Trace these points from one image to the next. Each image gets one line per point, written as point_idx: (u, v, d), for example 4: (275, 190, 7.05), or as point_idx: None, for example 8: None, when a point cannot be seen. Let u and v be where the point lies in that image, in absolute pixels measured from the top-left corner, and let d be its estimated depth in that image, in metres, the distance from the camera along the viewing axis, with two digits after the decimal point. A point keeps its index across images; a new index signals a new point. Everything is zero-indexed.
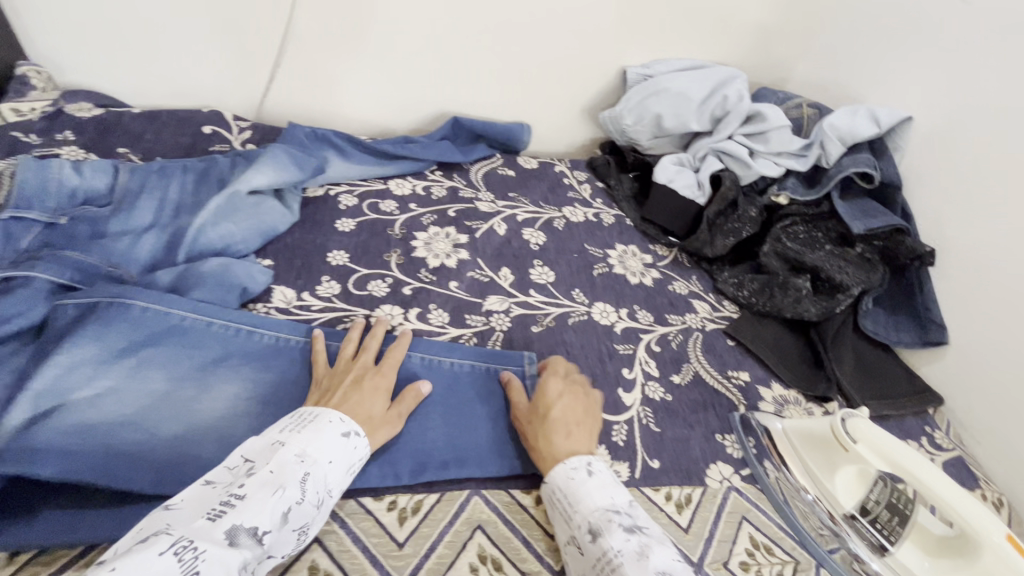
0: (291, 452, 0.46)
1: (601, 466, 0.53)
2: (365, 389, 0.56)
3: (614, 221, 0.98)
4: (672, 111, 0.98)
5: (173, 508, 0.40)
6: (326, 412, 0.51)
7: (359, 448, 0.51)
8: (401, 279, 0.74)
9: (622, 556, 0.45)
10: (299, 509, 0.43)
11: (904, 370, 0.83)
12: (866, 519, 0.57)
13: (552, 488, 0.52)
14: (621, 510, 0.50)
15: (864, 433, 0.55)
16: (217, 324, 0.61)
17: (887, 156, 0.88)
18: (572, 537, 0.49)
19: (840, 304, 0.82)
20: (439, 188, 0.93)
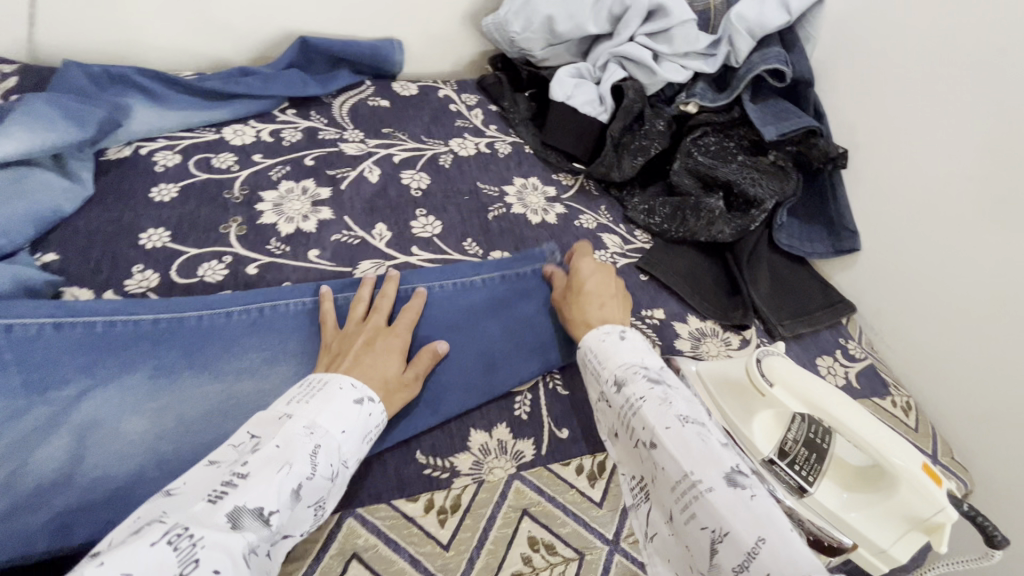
0: (299, 424, 0.39)
1: (635, 336, 0.50)
2: (376, 350, 0.49)
3: (511, 151, 0.85)
4: (564, 12, 0.83)
5: (173, 492, 0.33)
6: (338, 377, 0.44)
7: (373, 416, 0.44)
8: (244, 254, 0.60)
9: (644, 402, 0.43)
10: (313, 486, 0.37)
11: (818, 281, 0.79)
12: (785, 462, 0.53)
13: (585, 349, 0.51)
14: (649, 368, 0.46)
15: (781, 373, 0.51)
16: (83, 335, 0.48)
17: (798, 48, 0.79)
18: (602, 394, 0.48)
19: (754, 221, 0.76)
20: (292, 131, 0.76)
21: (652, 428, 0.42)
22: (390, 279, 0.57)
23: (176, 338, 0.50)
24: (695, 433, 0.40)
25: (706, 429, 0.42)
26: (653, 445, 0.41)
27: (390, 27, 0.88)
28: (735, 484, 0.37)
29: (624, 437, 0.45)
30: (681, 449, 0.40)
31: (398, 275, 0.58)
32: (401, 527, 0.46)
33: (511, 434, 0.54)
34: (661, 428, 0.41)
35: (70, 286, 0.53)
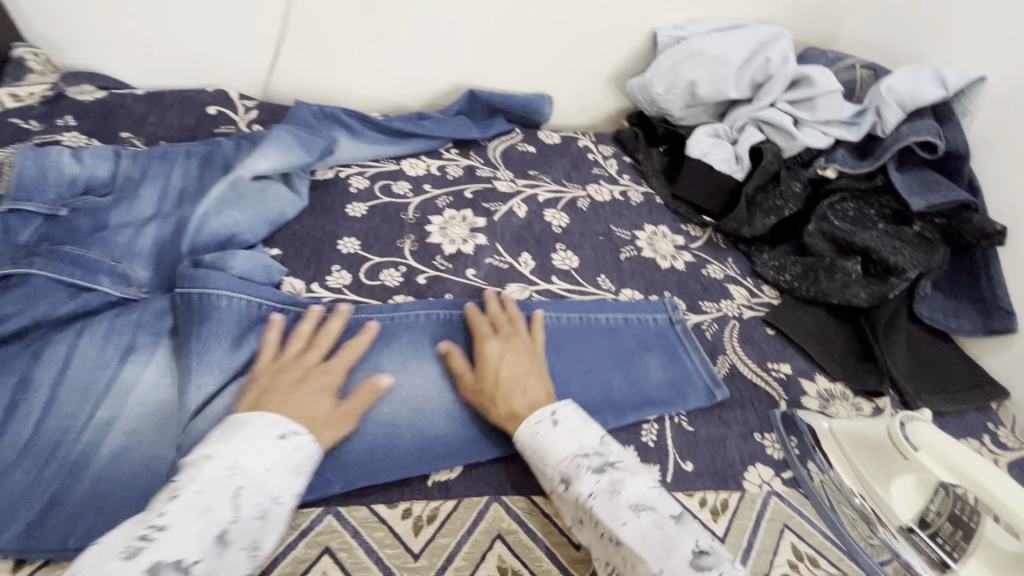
0: (217, 466, 0.41)
1: (567, 411, 0.51)
2: (292, 388, 0.50)
3: (643, 200, 0.91)
4: (708, 78, 0.90)
5: (159, 533, 0.36)
6: (257, 418, 0.45)
7: (300, 448, 0.46)
8: (415, 267, 0.70)
9: (594, 499, 0.45)
10: (236, 528, 0.39)
11: (963, 359, 0.76)
12: (925, 532, 0.53)
13: (520, 444, 0.51)
14: (592, 453, 0.48)
15: (926, 440, 0.51)
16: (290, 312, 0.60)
17: (955, 121, 0.78)
18: (554, 486, 0.49)
19: (893, 289, 0.75)
20: (455, 167, 0.88)
21: (612, 525, 0.43)
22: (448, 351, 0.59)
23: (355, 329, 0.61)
24: (651, 520, 0.43)
25: (661, 511, 0.44)
26: (618, 541, 0.43)
27: (543, 85, 1.00)
28: (700, 568, 0.40)
29: (587, 527, 0.46)
30: (644, 543, 0.42)
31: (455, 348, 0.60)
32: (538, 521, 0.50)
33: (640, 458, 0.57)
34: (620, 524, 0.43)
35: (287, 276, 0.65)
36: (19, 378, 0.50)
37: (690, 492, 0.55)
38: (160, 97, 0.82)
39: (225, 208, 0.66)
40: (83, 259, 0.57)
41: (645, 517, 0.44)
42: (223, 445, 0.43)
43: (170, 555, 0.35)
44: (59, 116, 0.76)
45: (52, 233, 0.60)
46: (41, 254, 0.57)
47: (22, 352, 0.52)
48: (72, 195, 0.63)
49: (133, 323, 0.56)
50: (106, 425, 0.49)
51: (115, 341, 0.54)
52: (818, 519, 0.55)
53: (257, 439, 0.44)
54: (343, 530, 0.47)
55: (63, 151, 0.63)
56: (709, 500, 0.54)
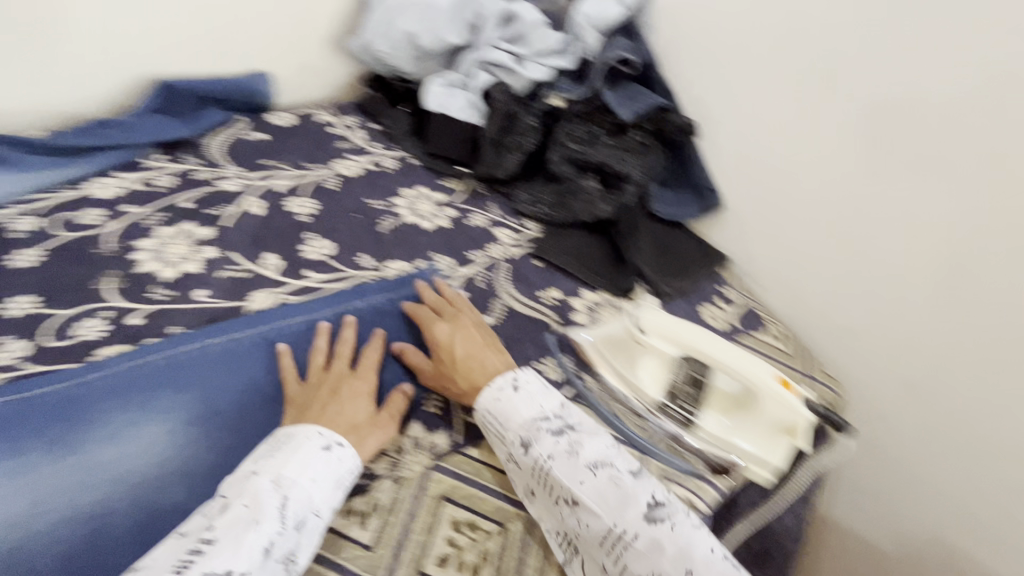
0: (265, 480, 0.43)
1: (526, 378, 0.54)
2: (343, 399, 0.52)
3: (397, 165, 0.88)
4: (424, 27, 0.88)
5: (207, 547, 0.38)
6: (304, 429, 0.47)
7: (343, 460, 0.46)
8: (124, 306, 0.58)
9: (552, 461, 0.48)
10: (281, 539, 0.40)
11: (693, 240, 0.88)
12: (673, 402, 0.61)
13: (481, 414, 0.53)
14: (553, 415, 0.52)
15: (653, 323, 0.60)
16: None
17: (640, 36, 0.87)
18: (509, 453, 0.51)
19: (628, 196, 0.83)
20: (165, 176, 0.74)
21: (570, 486, 0.47)
22: (346, 325, 0.59)
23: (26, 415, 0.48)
24: (610, 477, 0.47)
25: (619, 467, 0.48)
26: (576, 502, 0.46)
27: (255, 62, 0.89)
28: (654, 520, 0.45)
29: (540, 495, 0.49)
30: (601, 502, 0.46)
31: (356, 320, 0.60)
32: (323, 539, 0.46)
33: (425, 431, 0.56)
34: (578, 486, 0.47)
35: None
36: None
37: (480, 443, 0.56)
38: None
39: None
40: None
41: (603, 474, 0.47)
42: (268, 461, 0.44)
43: (217, 569, 0.37)
44: None
45: None
46: None
47: None
48: None
49: None
50: None
51: None
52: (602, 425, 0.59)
53: (302, 452, 0.45)
54: None
55: None
56: None
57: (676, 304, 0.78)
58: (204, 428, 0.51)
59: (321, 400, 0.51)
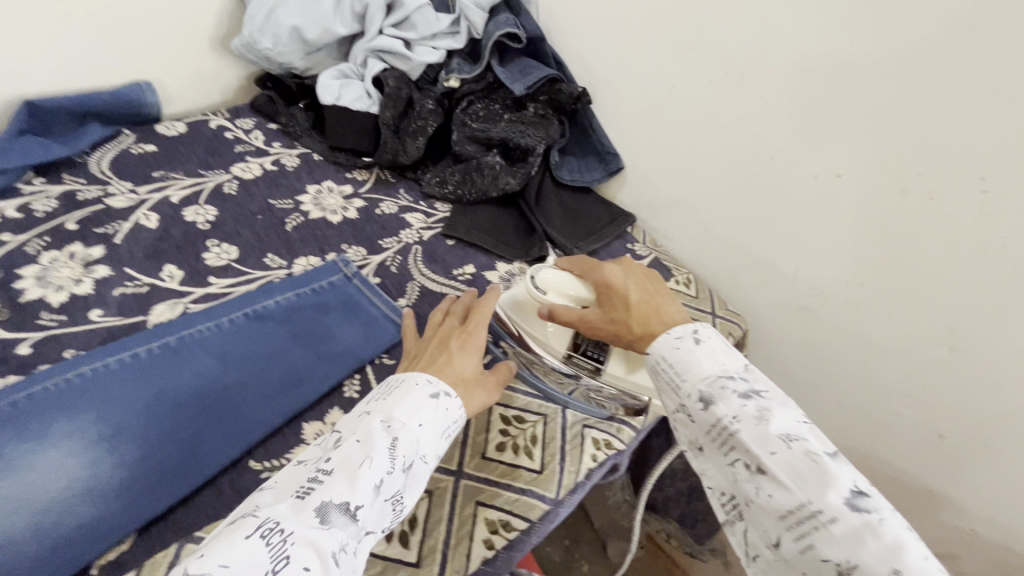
0: (376, 419, 0.43)
1: (707, 331, 0.51)
2: (454, 350, 0.52)
3: (299, 162, 0.87)
4: (308, 19, 0.86)
5: (325, 478, 0.39)
6: (411, 375, 0.48)
7: (450, 410, 0.47)
8: (9, 338, 0.56)
9: (738, 424, 0.45)
10: (392, 478, 0.41)
11: (600, 202, 0.91)
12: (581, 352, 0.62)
13: (655, 359, 0.52)
14: (737, 375, 0.48)
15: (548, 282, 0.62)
16: None
17: (524, 10, 0.89)
18: (682, 405, 0.50)
19: (532, 167, 0.86)
20: (44, 200, 0.71)
21: (759, 454, 0.43)
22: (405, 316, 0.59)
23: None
24: (805, 454, 0.42)
25: (815, 446, 0.43)
26: (762, 471, 0.43)
27: (132, 71, 0.85)
28: (857, 509, 0.39)
29: (717, 449, 0.47)
30: (794, 475, 0.42)
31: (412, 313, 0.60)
32: None
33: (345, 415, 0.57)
34: (767, 453, 0.43)
35: None
36: None
37: None
38: None
39: None
40: None
41: (796, 448, 0.43)
42: (383, 402, 0.45)
43: (336, 497, 0.38)
44: None
45: None
46: None
47: None
48: None
49: None
50: None
51: None
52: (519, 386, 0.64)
53: (413, 397, 0.45)
54: None
55: None
56: None
57: None
58: (109, 445, 0.49)
59: (442, 350, 0.53)
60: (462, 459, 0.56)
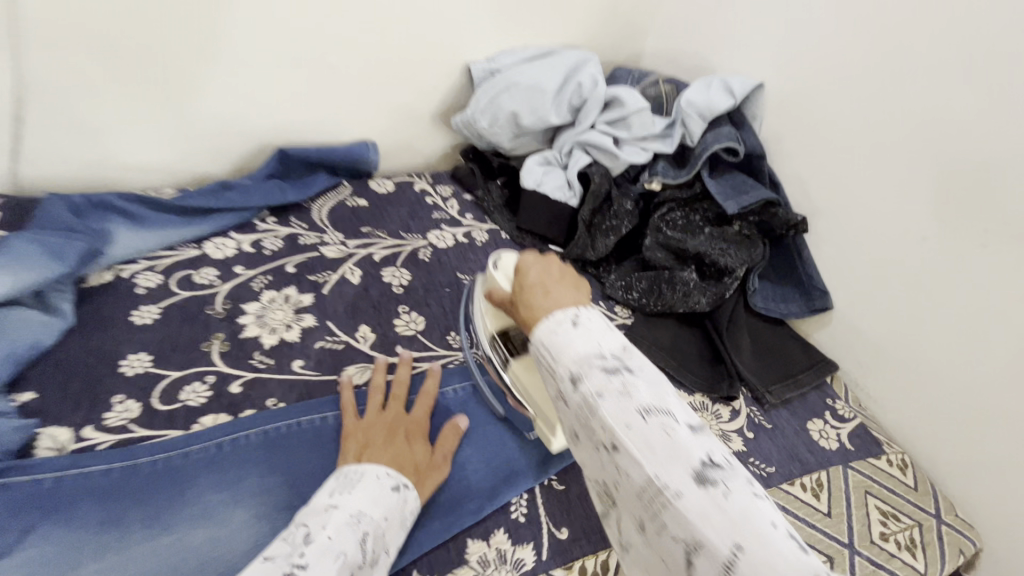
0: (344, 514, 0.44)
1: (590, 314, 0.42)
2: (555, 294, 0.46)
3: (488, 238, 0.88)
4: (527, 107, 0.88)
5: (303, 572, 0.38)
6: (372, 468, 0.49)
7: (407, 501, 0.48)
8: (226, 373, 0.59)
9: (602, 400, 0.36)
10: (362, 571, 0.42)
11: (797, 341, 0.81)
12: (503, 342, 0.61)
13: (537, 346, 0.42)
14: (608, 355, 0.39)
15: (507, 262, 0.60)
16: (64, 478, 0.47)
17: (748, 126, 0.84)
18: (560, 391, 0.40)
19: (728, 288, 0.79)
20: (274, 239, 0.78)
21: (613, 427, 0.35)
22: (401, 364, 0.62)
23: (134, 485, 0.48)
24: (662, 426, 0.34)
25: (679, 419, 0.35)
26: (617, 446, 0.35)
27: (364, 131, 0.93)
28: (704, 482, 0.32)
29: (583, 439, 0.38)
30: (646, 448, 0.34)
31: (440, 371, 0.63)
32: None
33: (509, 541, 0.52)
34: (624, 425, 0.35)
35: (47, 426, 0.51)
36: None
37: (568, 566, 0.51)
38: None
39: None
40: None
41: (652, 423, 0.34)
42: (346, 496, 0.45)
43: None
44: None
45: None
46: None
47: None
48: None
49: None
50: None
51: None
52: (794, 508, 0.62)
53: (372, 488, 0.47)
54: None
55: None
56: (589, 567, 0.52)
57: (780, 414, 0.72)
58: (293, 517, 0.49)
59: (380, 441, 0.53)
60: None
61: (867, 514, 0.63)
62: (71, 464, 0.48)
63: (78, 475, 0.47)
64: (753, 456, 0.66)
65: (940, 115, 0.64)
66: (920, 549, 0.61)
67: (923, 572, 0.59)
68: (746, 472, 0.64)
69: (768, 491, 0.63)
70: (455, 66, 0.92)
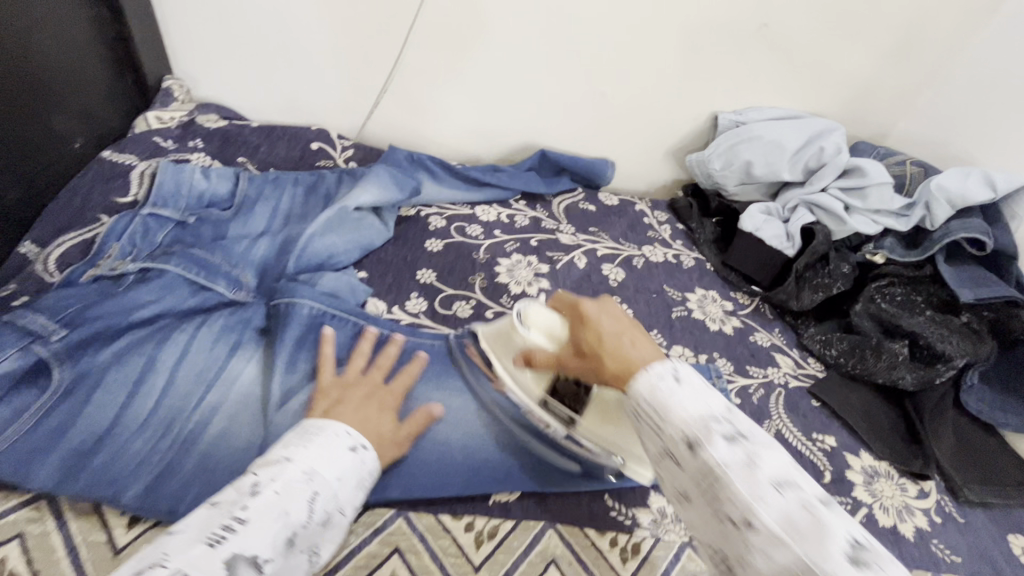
0: (297, 469, 0.40)
1: (690, 369, 0.40)
2: (629, 344, 0.44)
3: (694, 264, 0.96)
4: (763, 159, 0.96)
5: (243, 525, 0.35)
6: (333, 424, 0.46)
7: (364, 463, 0.46)
8: (483, 302, 0.76)
9: (730, 470, 0.34)
10: (308, 530, 0.39)
11: (1011, 454, 0.75)
12: (555, 398, 0.56)
13: (635, 399, 0.41)
14: (721, 417, 0.37)
15: (534, 314, 0.55)
16: (388, 334, 0.66)
17: (1003, 223, 0.81)
18: (668, 449, 0.39)
19: (939, 376, 0.76)
20: (523, 217, 0.95)
21: (749, 503, 0.33)
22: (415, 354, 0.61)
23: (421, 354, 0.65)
24: (799, 503, 0.33)
25: (807, 491, 0.34)
26: (750, 523, 0.33)
27: (607, 152, 1.08)
28: (856, 564, 0.30)
29: (699, 502, 0.37)
30: (788, 526, 0.32)
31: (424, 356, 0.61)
32: (591, 553, 0.52)
33: None
34: (757, 500, 0.33)
35: (373, 297, 0.71)
36: (145, 359, 0.54)
37: None
38: (273, 129, 0.95)
39: (327, 231, 0.73)
40: (206, 262, 0.64)
41: (741, 443, 0.36)
42: (302, 449, 0.42)
43: (248, 549, 0.34)
44: (191, 139, 0.87)
45: (181, 238, 0.68)
46: (174, 253, 0.63)
47: (152, 336, 0.56)
48: (198, 206, 0.72)
49: (242, 323, 0.61)
50: (213, 409, 0.53)
51: (220, 334, 0.59)
52: None
53: (334, 450, 0.44)
54: (411, 533, 0.50)
55: (195, 169, 0.73)
56: None
57: (976, 515, 0.68)
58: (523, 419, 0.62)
59: (350, 402, 0.51)
60: None
61: None
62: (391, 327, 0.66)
63: (393, 336, 0.66)
64: (937, 540, 0.64)
65: None
66: None
67: None
68: (928, 551, 0.63)
69: None
70: (704, 113, 1.03)
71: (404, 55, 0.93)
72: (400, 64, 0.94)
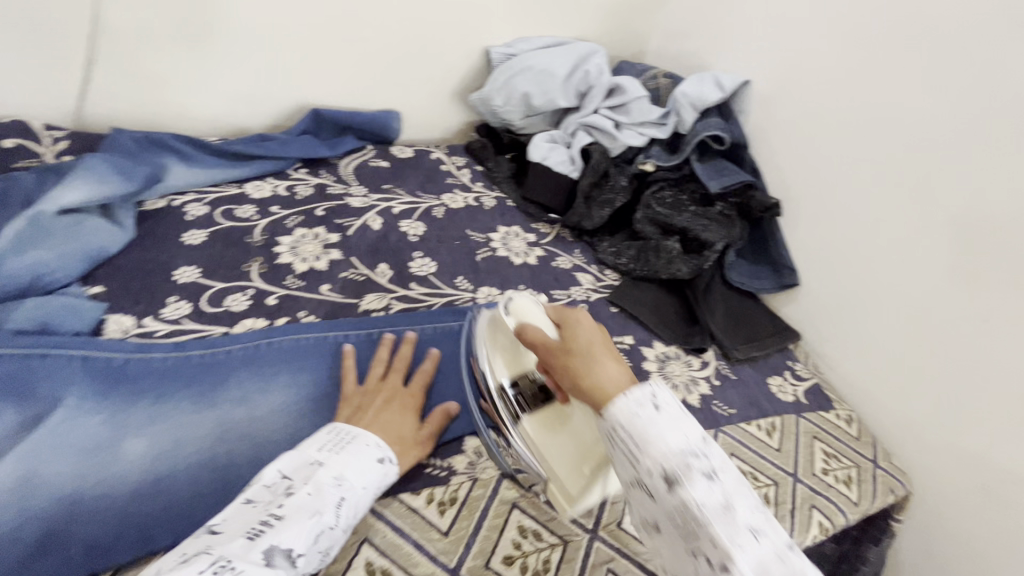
0: (329, 474, 0.46)
1: (667, 396, 0.44)
2: (610, 363, 0.49)
3: (496, 204, 0.97)
4: (539, 89, 0.97)
5: (275, 523, 0.42)
6: (364, 434, 0.51)
7: (389, 474, 0.51)
8: (264, 289, 0.68)
9: (704, 507, 0.38)
10: (332, 534, 0.44)
11: (765, 311, 0.91)
12: (512, 391, 0.58)
13: (612, 425, 0.43)
14: (697, 453, 0.41)
15: (523, 309, 0.59)
16: (134, 359, 0.56)
17: (734, 118, 0.94)
18: (642, 480, 0.42)
19: (707, 261, 0.87)
20: (305, 187, 0.86)
21: (726, 547, 0.36)
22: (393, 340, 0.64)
23: (194, 370, 0.57)
24: (770, 548, 0.37)
25: (776, 537, 0.38)
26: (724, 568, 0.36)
27: (389, 102, 1.02)
28: None
29: (667, 531, 0.41)
30: (760, 570, 0.36)
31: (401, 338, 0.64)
32: (404, 514, 0.52)
33: None
34: (734, 544, 0.37)
35: (113, 313, 0.60)
36: None
37: None
38: None
39: (28, 247, 0.60)
40: None
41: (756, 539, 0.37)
42: (333, 456, 0.48)
43: (283, 542, 0.41)
44: None
45: None
46: None
47: None
48: None
49: None
50: None
51: None
52: (752, 443, 0.71)
53: (361, 457, 0.49)
54: None
55: None
56: None
57: (744, 370, 0.81)
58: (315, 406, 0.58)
59: (366, 408, 0.56)
60: (600, 522, 0.57)
61: (812, 452, 0.72)
62: (137, 348, 0.56)
63: (142, 358, 0.56)
64: (717, 399, 0.75)
65: (897, 111, 0.74)
66: (856, 484, 0.70)
67: (856, 501, 0.68)
68: (710, 410, 0.73)
69: (728, 426, 0.72)
70: (476, 49, 1.01)
71: (103, 15, 0.75)
72: (101, 26, 0.76)
